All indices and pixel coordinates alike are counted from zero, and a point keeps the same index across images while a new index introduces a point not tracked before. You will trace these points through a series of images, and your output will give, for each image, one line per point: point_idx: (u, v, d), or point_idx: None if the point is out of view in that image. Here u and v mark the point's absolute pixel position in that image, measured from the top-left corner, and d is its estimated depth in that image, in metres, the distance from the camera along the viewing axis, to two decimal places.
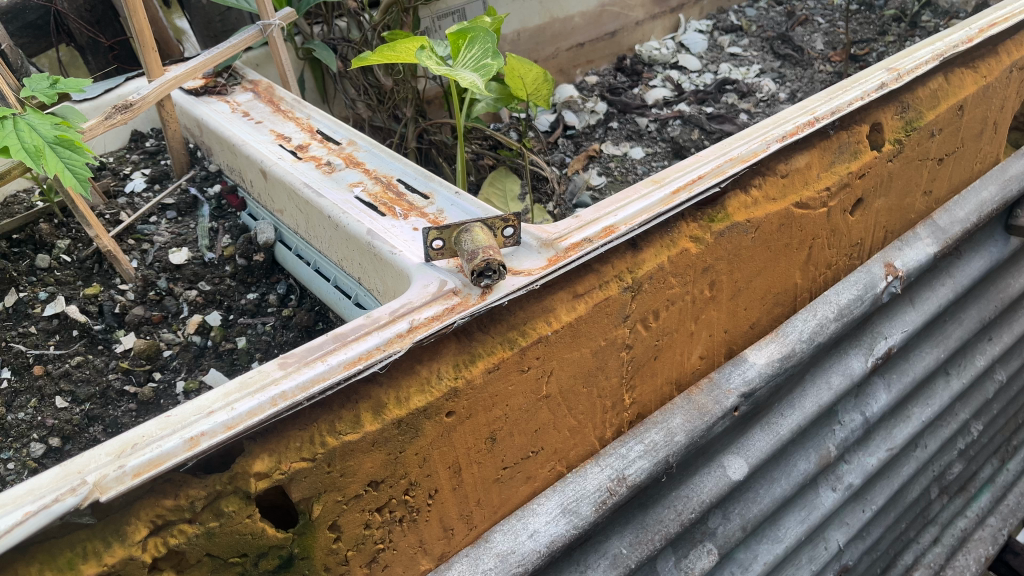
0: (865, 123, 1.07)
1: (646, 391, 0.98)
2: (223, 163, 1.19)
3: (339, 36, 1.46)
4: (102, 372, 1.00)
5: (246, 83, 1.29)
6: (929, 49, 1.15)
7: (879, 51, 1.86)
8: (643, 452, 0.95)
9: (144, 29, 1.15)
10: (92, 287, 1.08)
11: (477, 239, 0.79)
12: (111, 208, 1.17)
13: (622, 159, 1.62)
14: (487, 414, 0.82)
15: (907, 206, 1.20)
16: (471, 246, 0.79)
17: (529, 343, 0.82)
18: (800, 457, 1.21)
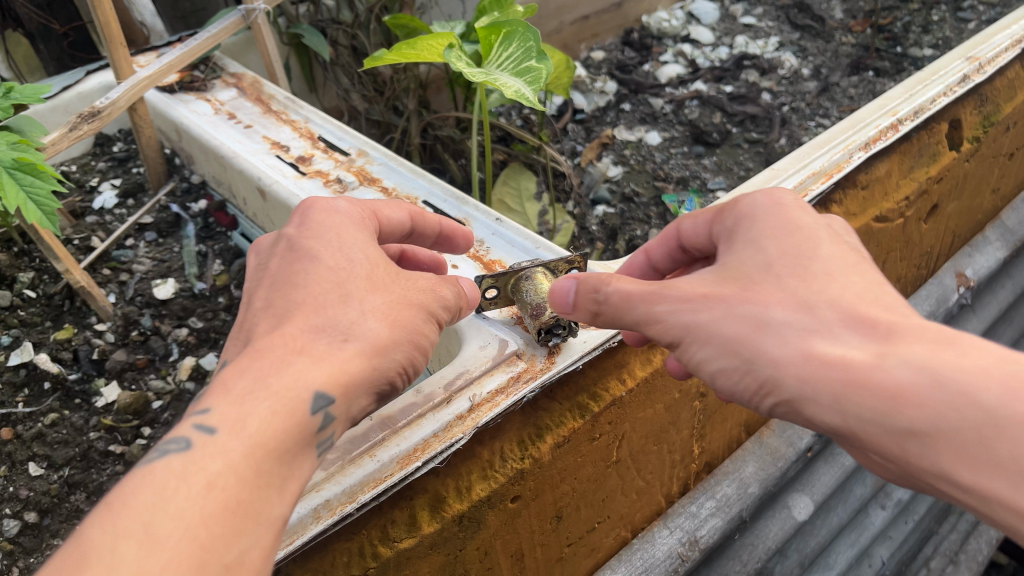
0: (944, 121, 0.95)
1: (715, 438, 0.86)
2: (209, 174, 1.04)
3: (327, 17, 1.28)
4: (82, 432, 0.85)
5: (227, 77, 1.12)
6: (1006, 34, 1.03)
7: (904, 21, 1.73)
8: (714, 509, 0.84)
9: (111, 20, 0.97)
10: (64, 330, 0.92)
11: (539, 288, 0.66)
12: (80, 231, 1.01)
13: (638, 146, 1.48)
14: (554, 491, 0.70)
15: (977, 206, 1.08)
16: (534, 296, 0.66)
17: (603, 408, 0.69)
18: (855, 482, 1.12)
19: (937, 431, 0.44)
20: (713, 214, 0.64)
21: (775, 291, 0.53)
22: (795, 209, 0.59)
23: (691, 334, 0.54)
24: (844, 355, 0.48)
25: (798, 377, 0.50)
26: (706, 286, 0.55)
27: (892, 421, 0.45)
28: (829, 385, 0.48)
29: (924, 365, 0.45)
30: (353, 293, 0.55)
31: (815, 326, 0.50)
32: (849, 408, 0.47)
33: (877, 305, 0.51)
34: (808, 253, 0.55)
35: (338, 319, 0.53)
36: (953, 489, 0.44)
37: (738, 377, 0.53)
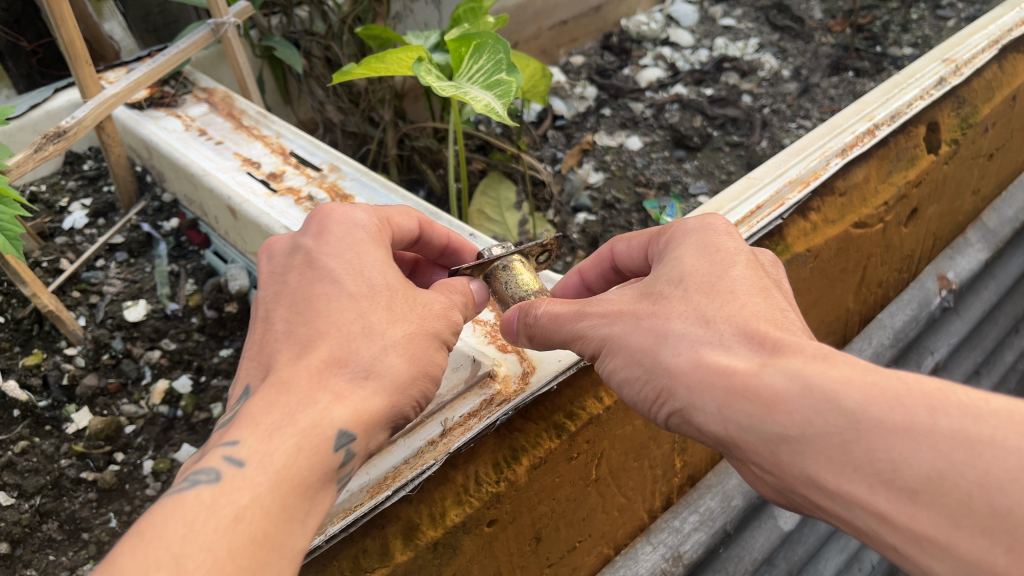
0: (921, 124, 0.94)
1: (698, 451, 0.84)
2: (180, 193, 1.02)
3: (301, 28, 1.27)
4: (53, 459, 0.83)
5: (198, 92, 1.11)
6: (983, 34, 1.02)
7: (883, 20, 1.72)
8: (698, 524, 0.83)
9: (75, 38, 0.95)
10: (33, 355, 0.90)
11: (522, 286, 0.68)
12: (48, 253, 0.99)
13: (618, 151, 1.46)
14: (532, 513, 0.68)
15: (957, 208, 1.07)
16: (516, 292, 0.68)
17: (580, 427, 0.68)
18: None
19: (810, 434, 0.45)
20: (652, 237, 0.66)
21: (681, 305, 0.55)
22: (725, 234, 0.60)
23: (605, 346, 0.57)
24: (731, 363, 0.50)
25: (686, 382, 0.52)
26: (620, 302, 0.58)
27: (767, 429, 0.47)
28: (713, 392, 0.50)
29: (796, 372, 0.47)
30: (375, 327, 0.55)
31: (708, 339, 0.52)
32: (731, 415, 0.49)
33: (771, 323, 0.52)
34: (722, 269, 0.57)
35: (364, 351, 0.54)
36: (837, 505, 0.44)
37: (638, 386, 0.56)
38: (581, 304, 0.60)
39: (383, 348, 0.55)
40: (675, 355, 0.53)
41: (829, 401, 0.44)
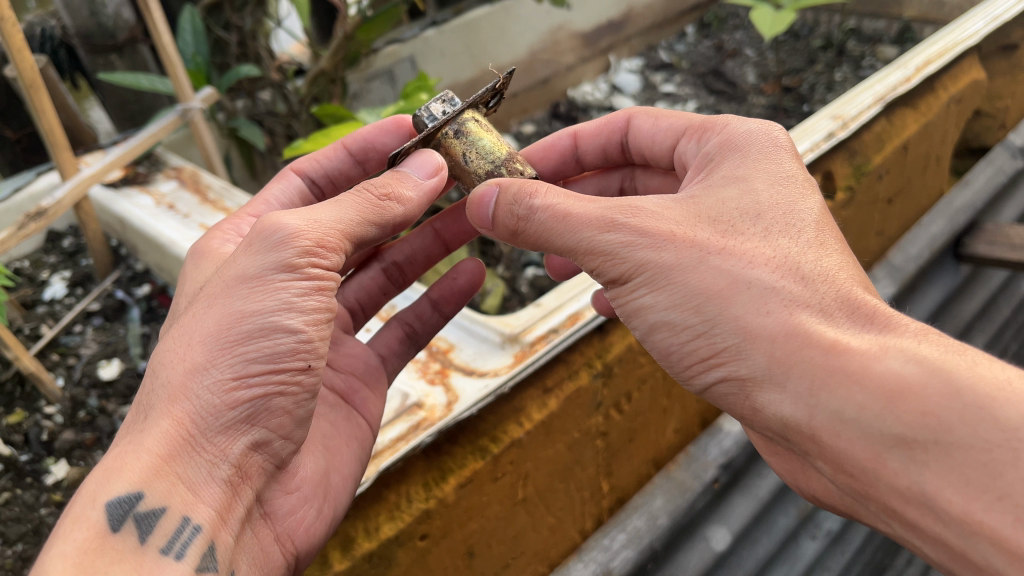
0: (818, 173, 1.05)
1: (624, 475, 0.93)
2: (152, 262, 1.13)
3: (265, 109, 1.40)
4: (33, 508, 0.91)
5: (168, 171, 1.21)
6: (869, 92, 1.13)
7: (810, 81, 1.85)
8: (626, 541, 0.90)
9: (55, 127, 1.06)
10: (15, 414, 0.99)
11: (479, 161, 0.72)
12: (31, 321, 1.08)
13: None
14: (463, 529, 0.76)
15: (861, 247, 1.18)
16: (474, 168, 0.72)
17: (502, 448, 0.76)
18: (779, 512, 1.18)
19: (939, 439, 0.50)
20: (681, 128, 0.78)
21: (766, 252, 0.59)
22: (788, 154, 0.68)
23: (648, 273, 0.61)
24: (842, 340, 0.55)
25: (767, 346, 0.57)
26: (677, 225, 0.61)
27: (874, 423, 0.52)
28: (810, 372, 0.55)
29: (928, 364, 0.51)
30: (154, 368, 0.56)
31: (810, 305, 0.57)
32: (824, 397, 0.54)
33: (865, 293, 0.58)
34: (795, 209, 0.63)
35: (158, 382, 0.54)
36: (916, 505, 0.51)
37: (689, 328, 0.61)
38: (610, 215, 0.62)
39: (174, 369, 0.54)
40: (775, 324, 0.56)
41: (982, 410, 0.49)
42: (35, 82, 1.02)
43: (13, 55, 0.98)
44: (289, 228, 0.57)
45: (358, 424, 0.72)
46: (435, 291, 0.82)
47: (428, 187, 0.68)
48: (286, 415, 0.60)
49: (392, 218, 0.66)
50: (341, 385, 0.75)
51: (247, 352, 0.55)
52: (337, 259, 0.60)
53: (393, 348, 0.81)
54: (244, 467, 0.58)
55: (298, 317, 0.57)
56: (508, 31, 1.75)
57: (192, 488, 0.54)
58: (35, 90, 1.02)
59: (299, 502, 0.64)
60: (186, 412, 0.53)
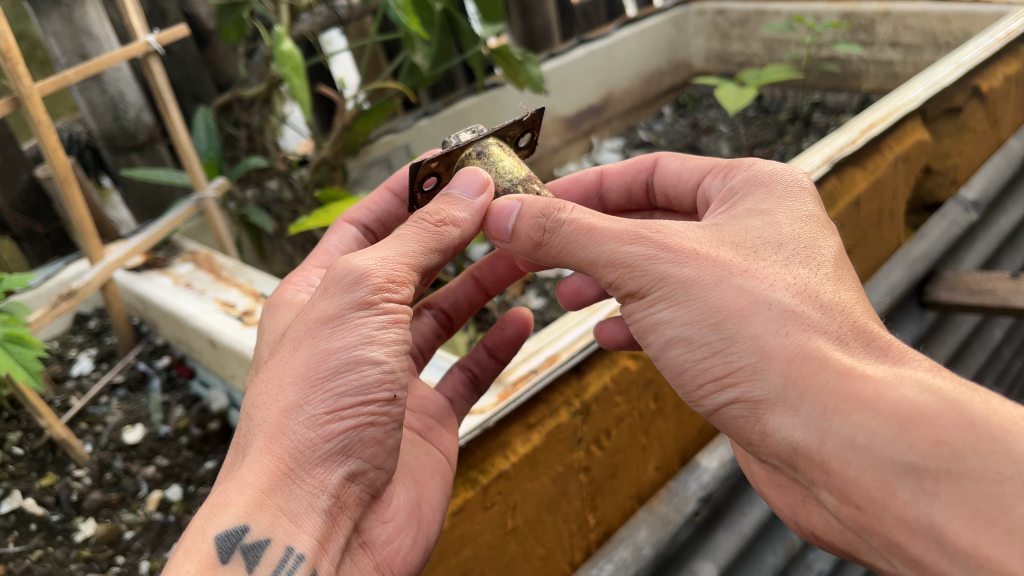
0: None
1: (609, 509, 1.01)
2: (171, 335, 1.23)
3: (272, 196, 1.53)
4: (64, 564, 0.98)
5: (185, 254, 1.33)
6: (819, 154, 1.25)
7: (780, 151, 1.98)
8: (613, 571, 0.97)
9: (84, 217, 1.18)
10: (47, 478, 1.07)
11: (502, 175, 0.78)
12: (60, 394, 1.18)
13: (556, 280, 1.67)
14: (458, 556, 0.84)
15: None
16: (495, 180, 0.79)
17: (490, 479, 0.84)
18: (767, 551, 1.23)
19: (950, 470, 0.54)
20: (707, 167, 0.85)
21: (786, 279, 0.65)
22: (809, 196, 0.74)
23: (668, 287, 0.66)
24: (858, 369, 0.60)
25: (784, 367, 0.62)
26: (700, 246, 0.67)
27: (883, 453, 0.57)
28: (823, 401, 0.60)
29: (943, 396, 0.57)
30: (251, 413, 0.65)
31: (832, 338, 0.62)
32: (837, 423, 0.59)
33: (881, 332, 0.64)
34: (815, 245, 0.68)
35: (257, 422, 0.63)
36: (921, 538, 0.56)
37: (706, 344, 0.66)
38: (629, 228, 0.67)
39: (271, 412, 0.63)
40: (790, 349, 0.62)
41: (995, 442, 0.54)
42: (67, 177, 1.14)
43: (48, 155, 1.11)
44: (360, 271, 0.64)
45: (435, 455, 0.80)
46: (490, 339, 0.89)
47: (478, 208, 0.72)
48: (376, 447, 0.67)
49: (450, 242, 0.72)
50: (418, 422, 0.81)
51: (336, 387, 0.63)
52: (409, 291, 0.67)
53: (460, 392, 0.87)
54: (342, 500, 0.65)
55: (380, 349, 0.64)
56: (496, 119, 1.90)
57: (296, 520, 0.61)
58: (68, 184, 1.15)
59: (396, 533, 0.71)
60: (284, 450, 0.61)
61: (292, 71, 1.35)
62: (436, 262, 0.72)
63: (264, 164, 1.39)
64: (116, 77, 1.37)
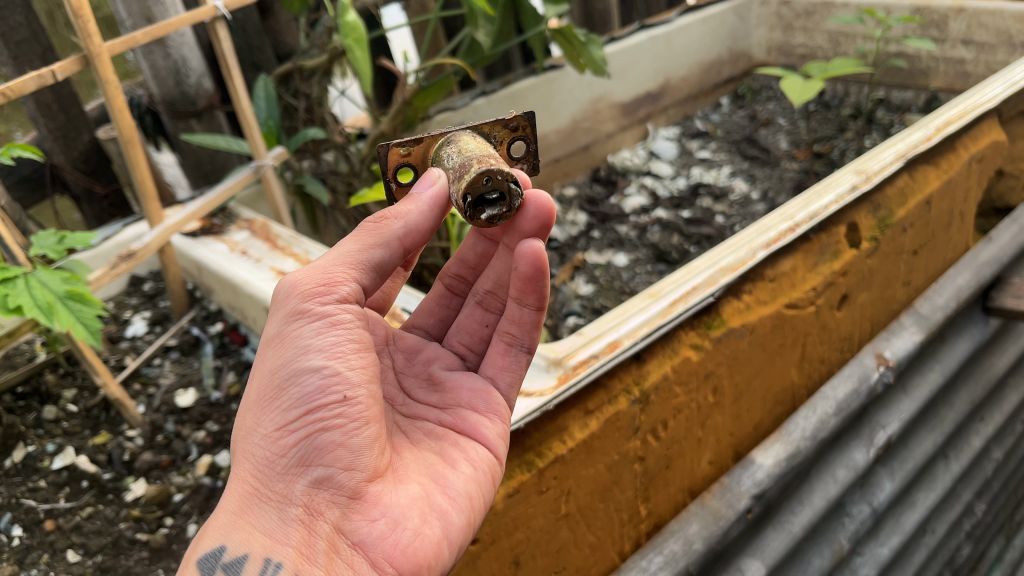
0: (842, 225, 1.13)
1: (661, 501, 0.99)
2: (225, 301, 1.24)
3: (328, 168, 1.52)
4: (113, 522, 0.98)
5: (241, 222, 1.33)
6: (892, 150, 1.21)
7: (841, 147, 1.93)
8: (663, 563, 0.95)
9: (146, 179, 1.18)
10: (100, 436, 1.08)
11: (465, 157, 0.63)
12: (115, 354, 1.20)
13: (606, 267, 1.64)
14: (510, 538, 0.83)
15: (890, 297, 1.24)
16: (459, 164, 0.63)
17: (547, 463, 0.83)
18: (814, 553, 1.20)
19: None
20: None
21: None
22: None
23: None
24: None
25: None
26: None
27: None
28: None
29: None
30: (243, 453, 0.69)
31: None
32: None
33: None
34: None
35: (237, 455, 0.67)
36: None
37: None
38: None
39: (241, 440, 0.66)
40: None
41: None
42: (132, 139, 1.14)
43: (114, 115, 1.11)
44: (288, 283, 0.67)
45: (466, 447, 0.75)
46: (514, 284, 0.74)
47: (438, 196, 0.65)
48: (344, 447, 0.64)
49: (395, 236, 0.66)
50: (450, 418, 0.78)
51: (283, 401, 0.64)
52: (354, 289, 0.66)
53: (498, 365, 0.80)
54: (319, 505, 0.63)
55: (317, 355, 0.64)
56: (553, 101, 1.88)
57: (270, 532, 0.62)
58: (131, 145, 1.15)
59: (389, 527, 0.65)
60: (247, 470, 0.64)
61: (355, 42, 1.34)
62: (394, 262, 0.68)
63: (323, 136, 1.38)
64: (180, 42, 1.37)
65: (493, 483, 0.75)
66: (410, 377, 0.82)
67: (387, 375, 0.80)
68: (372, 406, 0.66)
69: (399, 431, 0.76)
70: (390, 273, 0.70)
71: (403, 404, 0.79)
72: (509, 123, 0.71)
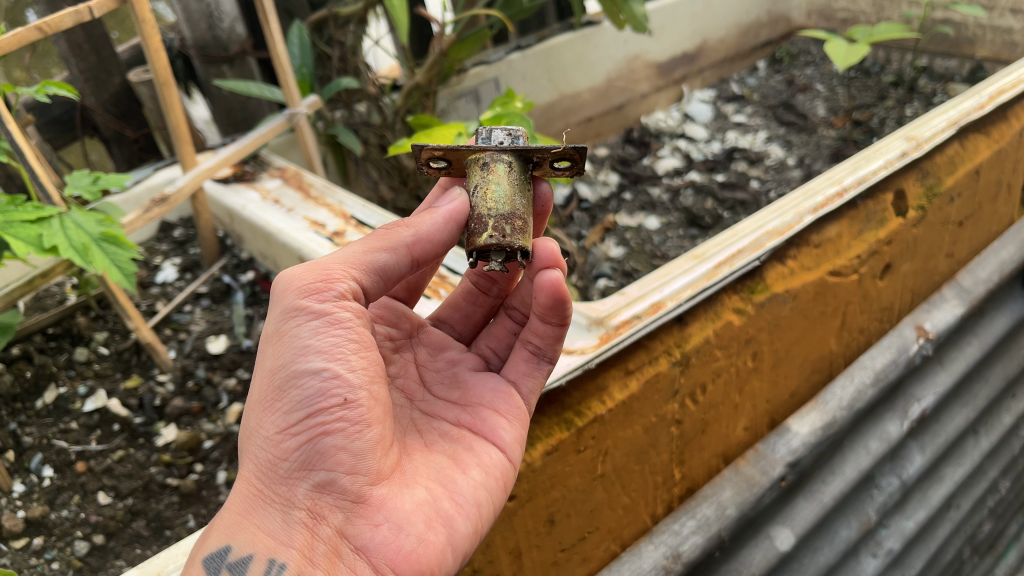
0: (889, 192, 1.10)
1: (695, 465, 0.98)
2: (257, 250, 1.23)
3: (360, 119, 1.50)
4: (144, 466, 0.98)
5: (273, 171, 1.31)
6: (943, 117, 1.18)
7: (881, 116, 1.88)
8: (695, 528, 0.95)
9: (180, 123, 1.17)
10: (131, 380, 1.08)
11: (490, 199, 0.65)
12: (147, 299, 1.20)
13: (637, 230, 1.62)
14: (546, 496, 0.82)
15: (932, 268, 1.22)
16: (483, 204, 0.65)
17: (586, 423, 0.82)
18: (841, 524, 1.19)
19: None
20: None
21: None
22: None
23: None
24: None
25: None
26: None
27: None
28: None
29: None
30: None
31: None
32: None
33: None
34: None
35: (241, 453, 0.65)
36: None
37: None
38: None
39: (243, 439, 0.64)
40: None
41: None
42: (167, 80, 1.12)
43: (150, 55, 1.09)
44: (287, 279, 0.64)
45: (479, 453, 0.72)
46: (536, 306, 0.75)
47: (454, 209, 0.68)
48: (346, 450, 0.61)
49: (404, 242, 0.67)
50: (469, 418, 0.76)
51: (283, 403, 0.61)
52: (349, 288, 0.64)
53: (521, 370, 0.78)
54: (323, 509, 0.61)
55: (317, 357, 0.61)
56: (588, 58, 1.84)
57: (274, 533, 0.60)
58: (167, 87, 1.13)
59: (393, 532, 0.63)
60: (249, 472, 0.62)
61: None
62: (399, 271, 0.69)
63: (358, 85, 1.36)
64: None
65: (503, 490, 0.73)
66: (432, 373, 0.80)
67: (409, 369, 0.79)
68: (374, 407, 0.64)
69: (413, 430, 0.73)
70: (395, 284, 0.70)
71: (422, 401, 0.77)
72: (557, 152, 0.68)
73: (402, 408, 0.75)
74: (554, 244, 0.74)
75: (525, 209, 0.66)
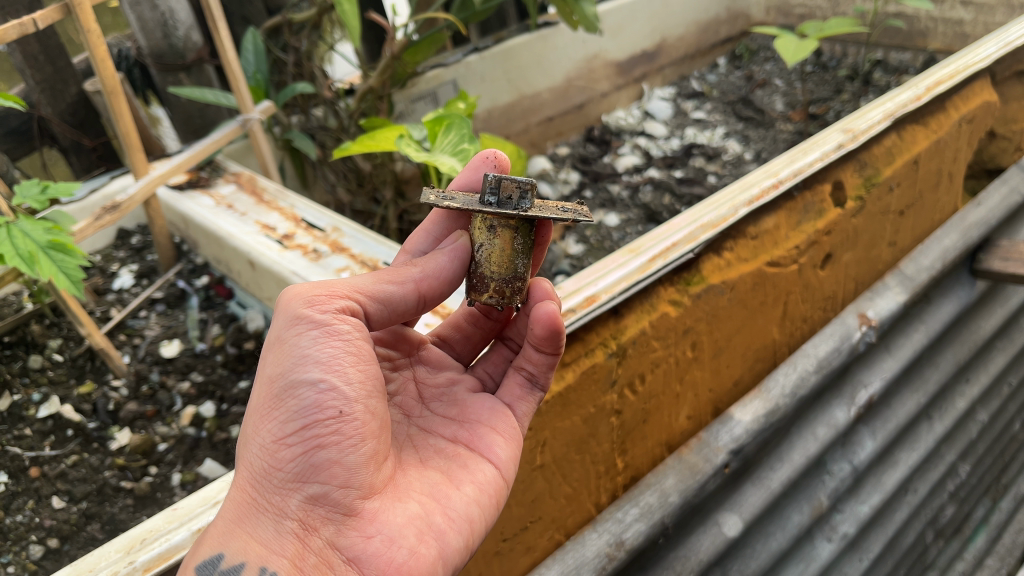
0: (826, 183, 1.13)
1: (637, 454, 1.01)
2: (211, 256, 1.25)
3: (317, 124, 1.52)
4: (98, 470, 1.00)
5: (228, 175, 1.33)
6: (880, 109, 1.21)
7: (836, 109, 1.91)
8: (638, 516, 0.96)
9: (130, 131, 1.18)
10: (85, 386, 1.10)
11: (493, 263, 0.69)
12: (102, 306, 1.21)
13: (597, 227, 1.64)
14: None
15: (874, 257, 1.25)
16: (487, 266, 0.69)
17: None
18: (792, 509, 1.21)
19: None
20: None
21: None
22: None
23: None
24: None
25: None
26: None
27: None
28: None
29: None
30: None
31: None
32: None
33: None
34: None
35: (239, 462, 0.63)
36: None
37: None
38: None
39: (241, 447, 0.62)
40: None
41: None
42: (115, 89, 1.14)
43: (96, 65, 1.10)
44: (293, 293, 0.64)
45: (473, 470, 0.72)
46: (531, 336, 0.75)
47: (458, 247, 0.70)
48: (340, 464, 0.60)
49: (412, 278, 0.69)
50: (465, 434, 0.75)
51: (280, 412, 0.60)
52: (349, 306, 0.64)
53: (516, 394, 0.79)
54: (315, 522, 0.60)
55: (314, 368, 0.60)
56: (547, 58, 1.86)
57: (266, 541, 0.58)
58: (115, 96, 1.14)
59: (384, 545, 0.61)
60: (245, 479, 0.60)
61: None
62: (406, 307, 0.70)
63: (311, 90, 1.37)
64: None
65: (497, 505, 0.72)
66: (431, 389, 0.80)
67: (407, 387, 0.78)
68: (370, 421, 0.62)
69: (408, 446, 0.73)
70: (401, 319, 0.72)
71: (420, 416, 0.77)
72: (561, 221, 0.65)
73: (399, 425, 0.75)
74: (548, 283, 0.77)
75: (525, 270, 0.70)
